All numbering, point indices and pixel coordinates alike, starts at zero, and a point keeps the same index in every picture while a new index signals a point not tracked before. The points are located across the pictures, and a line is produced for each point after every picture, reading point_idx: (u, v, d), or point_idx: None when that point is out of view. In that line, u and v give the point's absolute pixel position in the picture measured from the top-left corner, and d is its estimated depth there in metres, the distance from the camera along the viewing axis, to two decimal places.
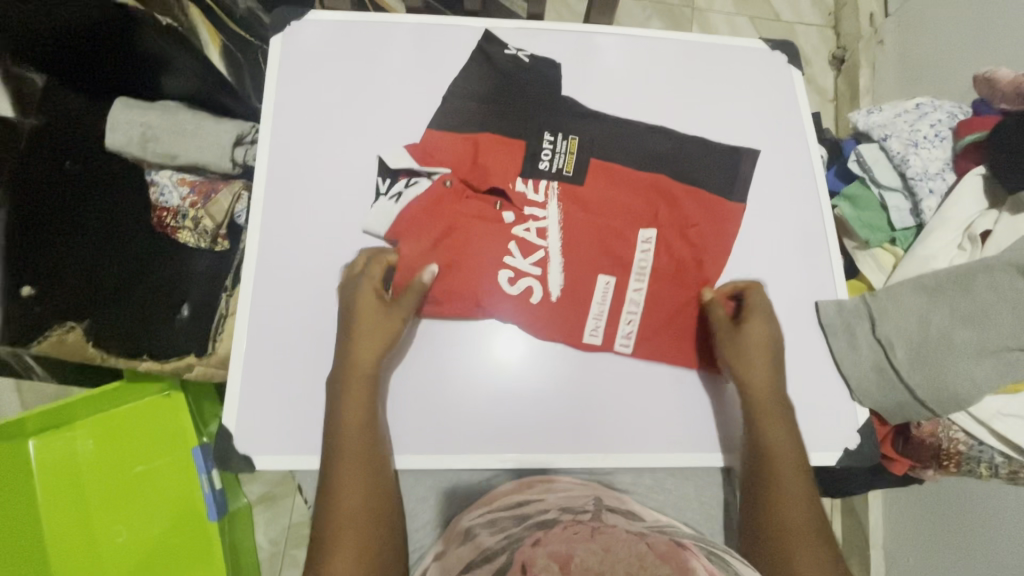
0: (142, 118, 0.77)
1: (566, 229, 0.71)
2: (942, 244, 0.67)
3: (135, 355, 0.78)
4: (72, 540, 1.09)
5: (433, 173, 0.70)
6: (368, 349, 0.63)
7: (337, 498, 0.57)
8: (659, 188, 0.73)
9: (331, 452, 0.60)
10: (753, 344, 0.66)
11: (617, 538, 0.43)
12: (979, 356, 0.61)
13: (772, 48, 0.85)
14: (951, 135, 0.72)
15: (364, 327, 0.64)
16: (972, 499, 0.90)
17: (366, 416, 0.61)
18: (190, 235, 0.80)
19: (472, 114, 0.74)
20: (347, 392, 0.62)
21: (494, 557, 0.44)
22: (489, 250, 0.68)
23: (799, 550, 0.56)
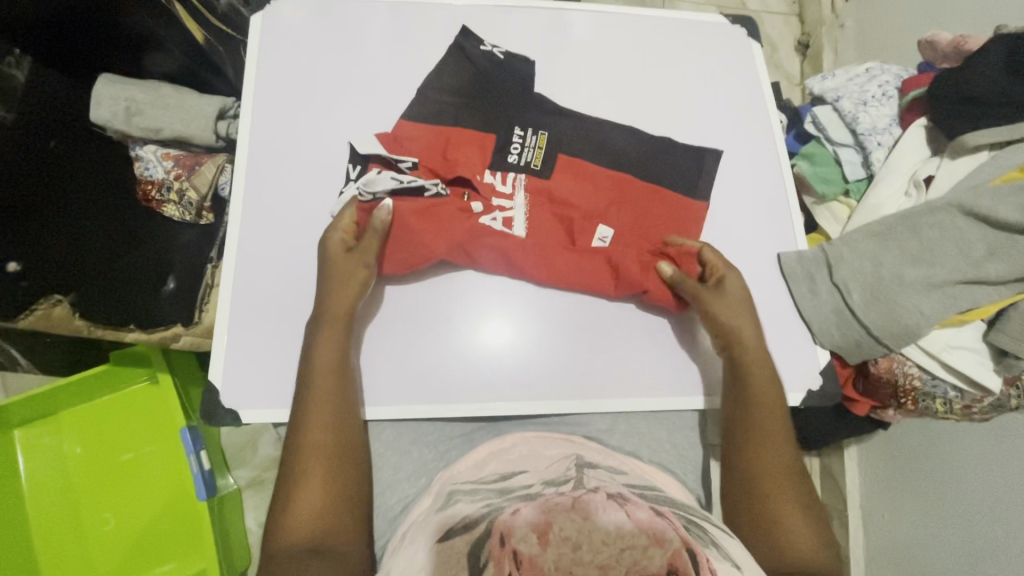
0: (126, 93, 0.79)
1: (531, 217, 0.75)
2: (891, 192, 0.71)
3: (123, 325, 0.79)
4: (62, 525, 1.10)
5: (402, 161, 0.72)
6: (343, 295, 0.65)
7: (305, 435, 0.60)
8: (624, 185, 0.77)
9: (306, 389, 0.62)
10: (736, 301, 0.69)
11: (596, 499, 0.47)
12: (927, 290, 0.65)
13: (732, 23, 0.90)
14: (897, 95, 0.77)
15: (337, 273, 0.67)
16: (946, 450, 0.95)
17: (338, 354, 0.64)
18: (175, 209, 0.82)
19: (444, 105, 0.77)
20: (322, 329, 0.64)
21: (474, 526, 0.47)
22: (461, 222, 0.71)
23: (776, 491, 0.60)
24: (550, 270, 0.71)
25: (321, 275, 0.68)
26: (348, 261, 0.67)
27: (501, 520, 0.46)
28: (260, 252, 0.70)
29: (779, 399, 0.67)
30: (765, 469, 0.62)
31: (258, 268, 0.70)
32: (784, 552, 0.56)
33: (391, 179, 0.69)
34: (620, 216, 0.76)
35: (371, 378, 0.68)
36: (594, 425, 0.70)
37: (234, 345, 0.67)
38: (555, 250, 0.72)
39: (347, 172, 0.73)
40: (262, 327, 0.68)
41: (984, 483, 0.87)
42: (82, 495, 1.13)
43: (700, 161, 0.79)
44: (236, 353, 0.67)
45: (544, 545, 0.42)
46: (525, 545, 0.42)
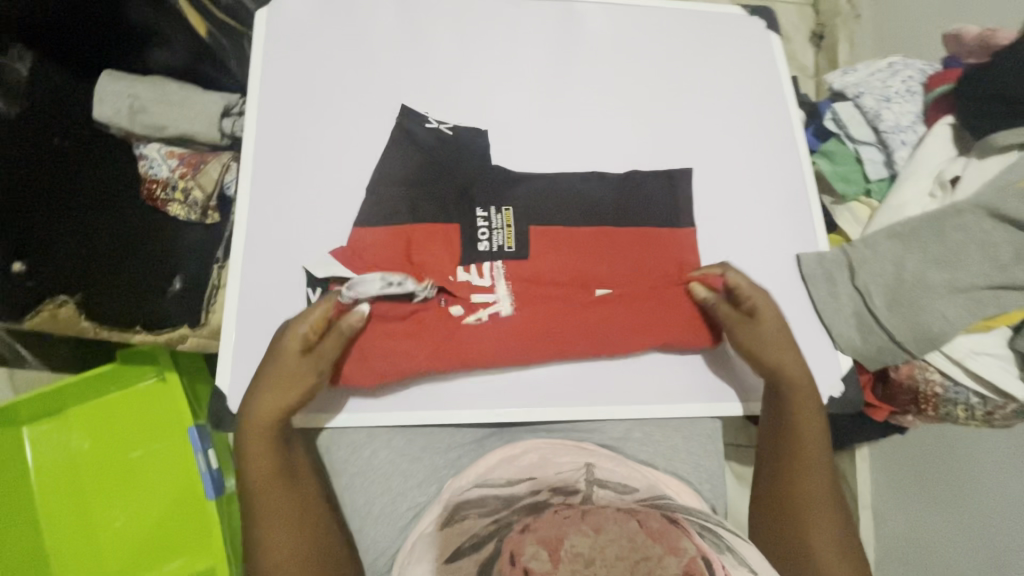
0: (130, 90, 0.77)
1: (521, 301, 0.63)
2: (914, 192, 0.69)
3: (130, 326, 0.78)
4: (72, 523, 1.11)
5: (353, 285, 0.59)
6: (273, 401, 0.60)
7: (265, 539, 0.60)
8: (608, 240, 0.65)
9: (251, 492, 0.61)
10: (771, 341, 0.66)
11: (605, 515, 0.44)
12: (951, 295, 0.63)
13: (750, 14, 0.87)
14: (921, 91, 0.74)
15: (285, 365, 0.60)
16: (958, 453, 0.94)
17: (269, 449, 0.61)
18: (181, 209, 0.80)
19: (393, 200, 0.64)
20: (246, 438, 0.61)
21: (483, 546, 0.46)
22: (447, 327, 0.62)
23: (816, 521, 0.62)
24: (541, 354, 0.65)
25: (269, 355, 0.61)
26: (303, 359, 0.60)
27: (511, 537, 0.44)
28: (269, 255, 0.69)
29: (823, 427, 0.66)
30: (808, 496, 0.63)
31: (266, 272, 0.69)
32: None
33: (379, 281, 0.59)
34: (621, 301, 0.65)
35: (389, 380, 0.68)
36: (605, 432, 0.69)
37: (244, 351, 0.66)
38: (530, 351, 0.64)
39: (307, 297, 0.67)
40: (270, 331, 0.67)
41: (1000, 488, 0.86)
42: (91, 492, 1.13)
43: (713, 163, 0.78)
44: (245, 360, 0.66)
45: (556, 561, 0.39)
46: (536, 564, 0.40)
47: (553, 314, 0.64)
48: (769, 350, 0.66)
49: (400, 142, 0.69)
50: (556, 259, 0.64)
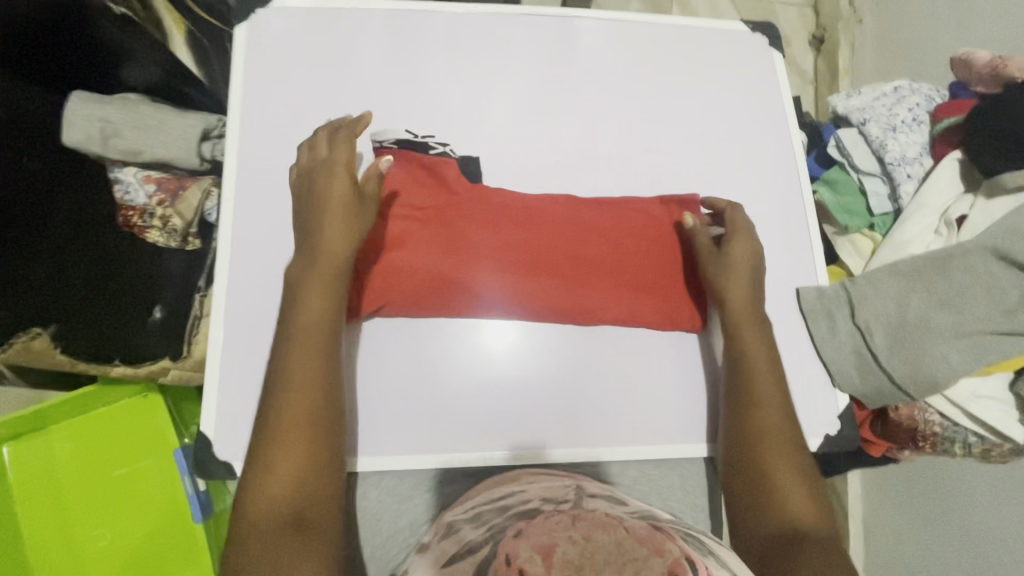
0: (100, 113, 0.73)
1: (535, 206, 0.72)
2: (920, 230, 0.68)
3: (107, 359, 0.76)
4: (52, 546, 1.05)
5: (377, 135, 0.71)
6: (340, 234, 0.62)
7: (283, 402, 0.55)
8: (626, 209, 0.73)
9: (285, 350, 0.58)
10: (737, 262, 0.68)
11: (597, 522, 0.46)
12: (955, 338, 0.63)
13: (753, 30, 0.84)
14: (928, 119, 0.73)
15: (333, 211, 0.63)
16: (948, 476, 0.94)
17: (328, 303, 0.60)
18: (159, 235, 0.78)
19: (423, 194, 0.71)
20: (314, 270, 0.61)
21: (477, 550, 0.46)
22: (475, 222, 0.71)
23: (776, 448, 0.59)
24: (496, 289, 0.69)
25: (318, 203, 0.63)
26: (343, 202, 0.63)
27: (505, 542, 0.45)
28: (253, 290, 0.66)
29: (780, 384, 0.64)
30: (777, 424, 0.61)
31: (251, 308, 0.66)
32: (800, 514, 0.54)
33: (404, 132, 0.72)
34: (585, 233, 0.72)
35: (375, 425, 0.66)
36: (601, 470, 0.68)
37: (228, 392, 0.64)
38: (486, 278, 0.69)
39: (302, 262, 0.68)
40: (256, 371, 0.64)
41: (991, 509, 0.87)
42: (74, 513, 1.07)
43: (714, 189, 0.76)
44: (229, 401, 0.64)
45: (549, 566, 0.40)
46: (530, 565, 0.41)
47: (522, 238, 0.71)
48: (736, 279, 0.67)
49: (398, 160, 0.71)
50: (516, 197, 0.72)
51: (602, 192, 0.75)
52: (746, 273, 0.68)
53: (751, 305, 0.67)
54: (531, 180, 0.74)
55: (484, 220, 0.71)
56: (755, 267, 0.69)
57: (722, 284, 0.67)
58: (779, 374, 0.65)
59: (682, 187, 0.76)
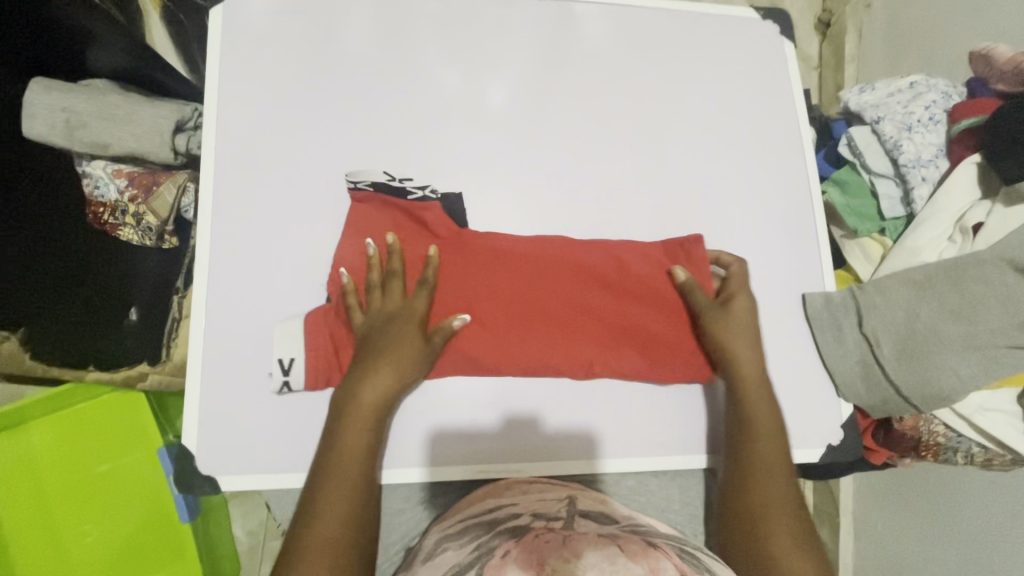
0: (64, 102, 0.68)
1: (546, 255, 0.64)
2: (933, 237, 0.66)
3: (82, 365, 0.71)
4: (38, 543, 1.02)
5: (358, 181, 0.64)
6: (388, 371, 0.57)
7: (311, 527, 0.51)
8: (636, 250, 0.66)
9: (319, 475, 0.54)
10: (737, 322, 0.63)
11: (586, 543, 0.45)
12: (966, 351, 0.61)
13: (764, 18, 0.80)
14: (945, 119, 0.70)
15: (392, 359, 0.58)
16: (937, 478, 0.91)
17: (368, 440, 0.56)
18: (133, 233, 0.73)
19: (416, 237, 0.64)
20: (350, 412, 0.56)
21: (463, 572, 0.46)
22: (485, 272, 0.63)
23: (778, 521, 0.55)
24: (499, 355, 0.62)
25: (368, 327, 0.59)
26: (404, 353, 0.58)
27: (492, 562, 0.45)
28: (236, 296, 0.63)
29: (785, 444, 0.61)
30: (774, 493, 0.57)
31: (234, 314, 0.62)
32: None
33: (381, 174, 0.65)
34: (603, 285, 0.64)
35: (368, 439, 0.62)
36: (599, 480, 0.67)
37: (210, 404, 0.60)
38: (483, 335, 0.61)
39: (286, 266, 0.64)
40: (241, 382, 0.61)
41: (980, 516, 0.83)
42: (58, 509, 1.04)
43: (721, 189, 0.72)
44: (212, 414, 0.60)
45: None
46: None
47: (517, 285, 0.63)
48: (737, 342, 0.63)
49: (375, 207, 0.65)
50: (501, 238, 0.65)
51: (605, 191, 0.71)
52: (749, 336, 0.63)
53: (755, 370, 0.63)
54: (530, 178, 0.70)
55: (472, 270, 0.63)
56: (757, 330, 0.64)
57: (725, 347, 0.62)
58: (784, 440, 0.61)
59: (689, 186, 0.72)
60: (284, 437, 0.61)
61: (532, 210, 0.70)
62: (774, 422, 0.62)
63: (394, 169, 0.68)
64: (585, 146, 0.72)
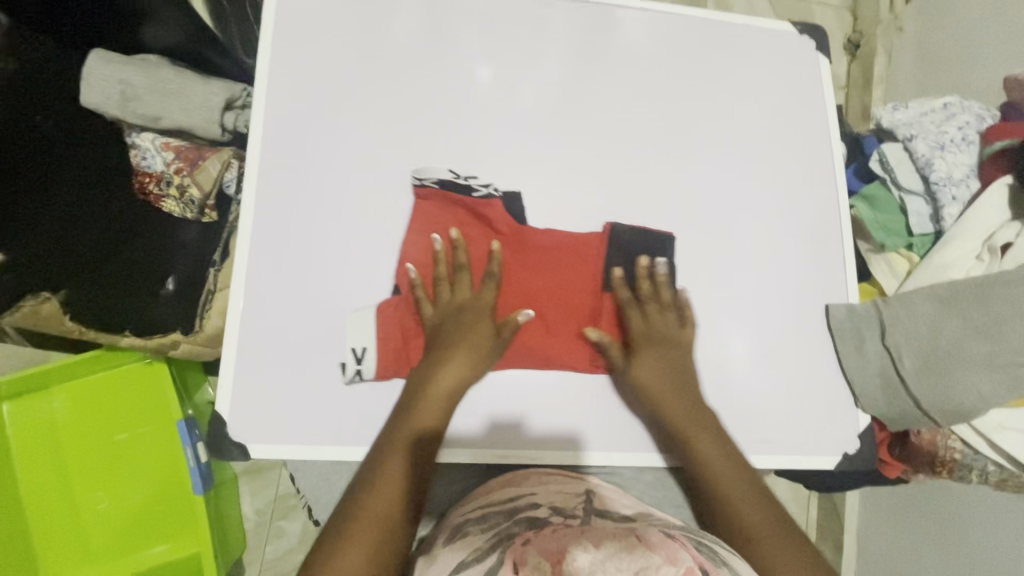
0: (121, 74, 0.71)
1: (594, 252, 0.69)
2: (960, 254, 0.68)
3: (117, 330, 0.73)
4: (53, 505, 1.05)
5: (422, 177, 0.68)
6: (460, 363, 0.62)
7: (371, 499, 0.56)
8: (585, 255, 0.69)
9: (383, 451, 0.59)
10: (648, 366, 0.65)
11: (605, 534, 0.46)
12: (988, 369, 0.63)
13: (801, 32, 0.81)
14: (977, 140, 0.73)
15: (460, 351, 0.63)
16: (945, 497, 0.91)
17: (438, 420, 0.61)
18: (176, 204, 0.76)
19: (469, 228, 0.69)
20: (421, 397, 0.61)
21: (485, 557, 0.47)
22: (544, 269, 0.68)
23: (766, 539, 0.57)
24: (556, 347, 0.66)
25: (438, 321, 0.65)
26: (472, 348, 0.63)
27: (514, 548, 0.46)
28: (275, 271, 0.65)
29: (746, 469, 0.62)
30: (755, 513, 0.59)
31: (273, 288, 0.64)
32: None
33: (446, 171, 0.69)
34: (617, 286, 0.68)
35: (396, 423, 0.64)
36: (617, 473, 0.68)
37: (243, 374, 0.62)
38: (544, 331, 0.67)
39: (324, 244, 0.66)
40: (276, 354, 0.63)
41: (990, 537, 0.83)
42: (75, 474, 1.06)
43: (750, 196, 0.74)
44: (246, 383, 0.62)
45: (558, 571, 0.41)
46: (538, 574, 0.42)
47: (557, 278, 0.68)
48: (657, 379, 0.65)
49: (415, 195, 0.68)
50: (555, 237, 0.69)
51: (638, 190, 0.72)
52: (666, 373, 0.65)
53: (694, 416, 0.64)
54: (566, 174, 0.72)
55: (526, 267, 0.68)
56: (676, 369, 0.66)
57: (656, 384, 0.65)
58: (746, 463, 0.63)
59: (720, 192, 0.73)
60: (314, 410, 0.63)
61: (566, 205, 0.71)
62: (742, 467, 0.62)
63: (433, 157, 0.70)
64: (618, 146, 0.73)
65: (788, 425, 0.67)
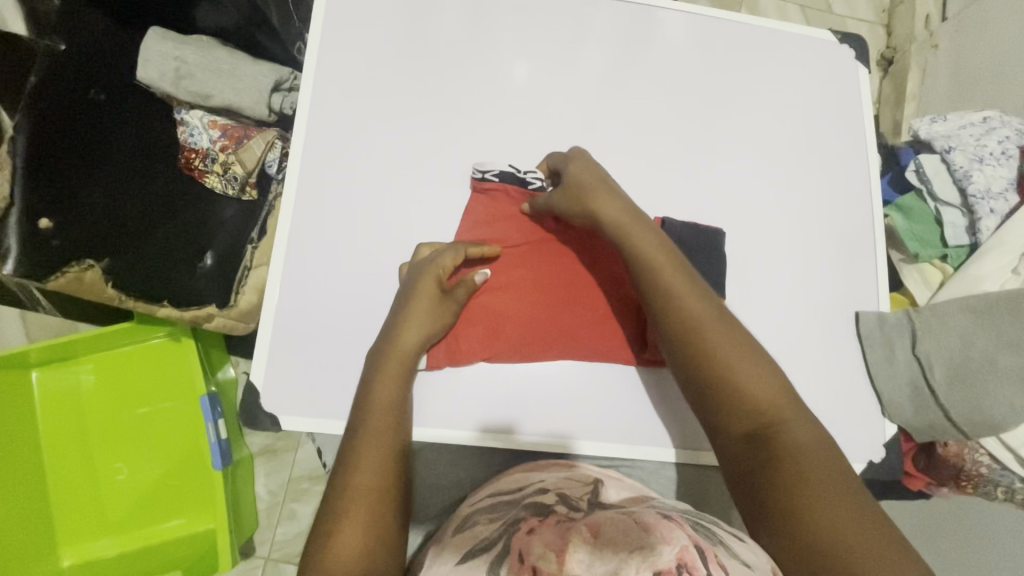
0: (176, 52, 0.75)
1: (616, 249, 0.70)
2: (996, 267, 0.69)
3: (154, 300, 0.75)
4: (74, 472, 1.07)
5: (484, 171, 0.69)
6: (416, 329, 0.61)
7: (350, 473, 0.51)
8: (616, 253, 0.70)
9: (356, 426, 0.55)
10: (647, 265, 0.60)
11: (604, 519, 0.47)
12: (1020, 382, 0.64)
13: (840, 41, 0.81)
14: (1016, 155, 0.73)
15: (417, 307, 0.62)
16: (966, 516, 0.90)
17: (400, 391, 0.58)
18: (218, 180, 0.78)
19: (517, 220, 0.70)
20: (382, 366, 0.59)
21: (491, 547, 0.47)
22: (566, 268, 0.70)
23: (800, 481, 0.47)
24: (597, 342, 0.68)
25: (400, 299, 0.63)
26: (432, 307, 0.63)
27: (518, 538, 0.46)
28: (313, 248, 0.66)
29: (767, 390, 0.53)
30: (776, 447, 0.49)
31: (311, 265, 0.66)
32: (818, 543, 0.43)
33: (508, 166, 0.70)
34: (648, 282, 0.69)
35: (420, 405, 0.65)
36: (638, 467, 0.68)
37: (277, 346, 0.64)
38: (584, 322, 0.68)
39: (362, 225, 0.67)
40: (310, 328, 0.64)
41: (1012, 559, 0.81)
42: (97, 443, 1.09)
43: (781, 199, 0.74)
44: (279, 354, 0.64)
45: (560, 563, 0.42)
46: (544, 564, 0.42)
47: (581, 275, 0.70)
48: (663, 286, 0.58)
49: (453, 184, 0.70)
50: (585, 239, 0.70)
51: (672, 189, 0.73)
52: (680, 277, 0.59)
53: (709, 318, 0.56)
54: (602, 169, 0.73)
55: (550, 266, 0.70)
56: (673, 268, 0.59)
57: (659, 298, 0.58)
58: (776, 379, 0.54)
59: (753, 194, 0.74)
60: (344, 385, 0.64)
61: None
62: (763, 386, 0.53)
63: (472, 146, 0.71)
64: (653, 144, 0.74)
65: None
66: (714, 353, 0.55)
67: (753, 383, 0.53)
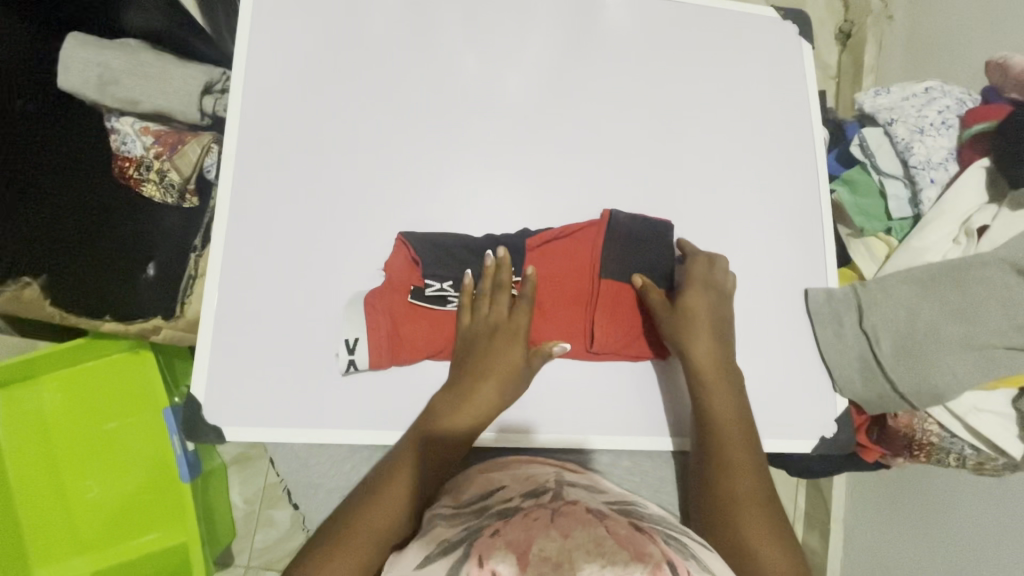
0: (99, 58, 0.72)
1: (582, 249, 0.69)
2: (939, 237, 0.69)
3: (99, 315, 0.74)
4: (41, 492, 1.05)
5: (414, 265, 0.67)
6: (479, 412, 0.62)
7: (351, 528, 0.55)
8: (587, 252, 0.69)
9: (376, 491, 0.58)
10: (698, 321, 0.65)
11: (574, 520, 0.46)
12: (964, 350, 0.64)
13: (785, 18, 0.81)
14: (956, 124, 0.73)
15: (484, 386, 0.62)
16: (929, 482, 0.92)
17: (438, 468, 0.60)
18: (156, 189, 0.76)
19: (462, 216, 0.69)
20: (428, 445, 0.60)
21: (451, 550, 0.46)
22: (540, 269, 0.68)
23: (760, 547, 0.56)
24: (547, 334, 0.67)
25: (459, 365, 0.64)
26: (507, 380, 0.63)
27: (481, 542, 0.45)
28: (252, 256, 0.65)
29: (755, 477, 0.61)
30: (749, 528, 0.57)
31: (252, 274, 0.64)
32: None
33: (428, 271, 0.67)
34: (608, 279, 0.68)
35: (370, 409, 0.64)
36: (595, 458, 0.68)
37: (219, 358, 0.62)
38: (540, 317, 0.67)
39: (303, 229, 0.66)
40: (252, 338, 0.63)
41: (971, 523, 0.83)
42: (63, 462, 1.06)
43: (730, 181, 0.74)
44: (222, 367, 0.62)
45: (524, 564, 0.41)
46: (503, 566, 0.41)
47: (546, 272, 0.68)
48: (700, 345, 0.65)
49: (395, 183, 0.68)
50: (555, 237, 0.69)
51: (619, 177, 0.72)
52: (715, 365, 0.65)
53: (731, 417, 0.63)
54: (547, 159, 0.72)
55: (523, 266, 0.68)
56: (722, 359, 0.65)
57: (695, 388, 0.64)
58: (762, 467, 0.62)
59: (702, 178, 0.73)
60: (291, 394, 0.63)
61: (547, 191, 0.71)
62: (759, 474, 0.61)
63: (414, 143, 0.70)
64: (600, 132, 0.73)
65: (765, 410, 0.67)
66: (726, 455, 0.62)
67: (743, 480, 0.60)
